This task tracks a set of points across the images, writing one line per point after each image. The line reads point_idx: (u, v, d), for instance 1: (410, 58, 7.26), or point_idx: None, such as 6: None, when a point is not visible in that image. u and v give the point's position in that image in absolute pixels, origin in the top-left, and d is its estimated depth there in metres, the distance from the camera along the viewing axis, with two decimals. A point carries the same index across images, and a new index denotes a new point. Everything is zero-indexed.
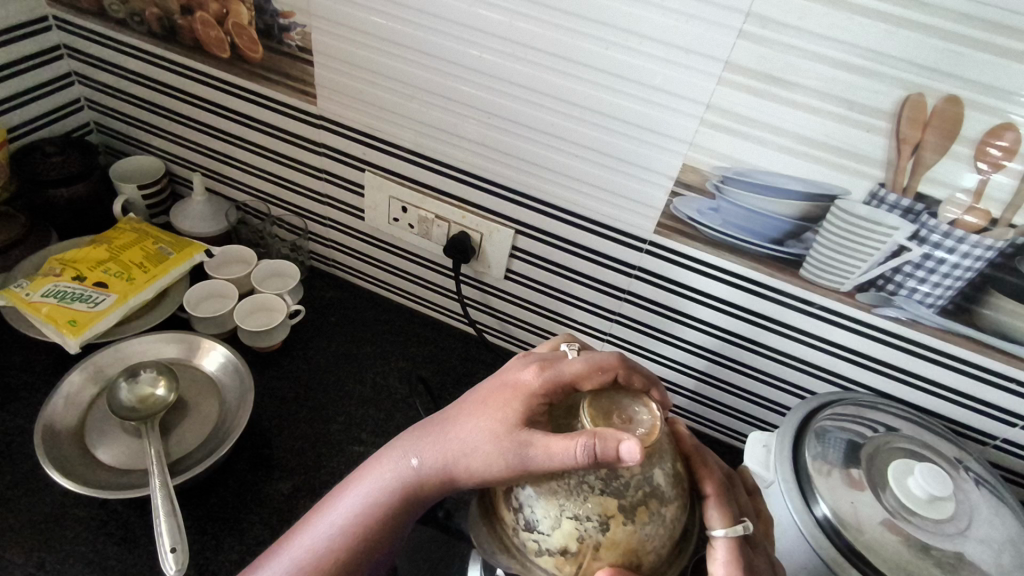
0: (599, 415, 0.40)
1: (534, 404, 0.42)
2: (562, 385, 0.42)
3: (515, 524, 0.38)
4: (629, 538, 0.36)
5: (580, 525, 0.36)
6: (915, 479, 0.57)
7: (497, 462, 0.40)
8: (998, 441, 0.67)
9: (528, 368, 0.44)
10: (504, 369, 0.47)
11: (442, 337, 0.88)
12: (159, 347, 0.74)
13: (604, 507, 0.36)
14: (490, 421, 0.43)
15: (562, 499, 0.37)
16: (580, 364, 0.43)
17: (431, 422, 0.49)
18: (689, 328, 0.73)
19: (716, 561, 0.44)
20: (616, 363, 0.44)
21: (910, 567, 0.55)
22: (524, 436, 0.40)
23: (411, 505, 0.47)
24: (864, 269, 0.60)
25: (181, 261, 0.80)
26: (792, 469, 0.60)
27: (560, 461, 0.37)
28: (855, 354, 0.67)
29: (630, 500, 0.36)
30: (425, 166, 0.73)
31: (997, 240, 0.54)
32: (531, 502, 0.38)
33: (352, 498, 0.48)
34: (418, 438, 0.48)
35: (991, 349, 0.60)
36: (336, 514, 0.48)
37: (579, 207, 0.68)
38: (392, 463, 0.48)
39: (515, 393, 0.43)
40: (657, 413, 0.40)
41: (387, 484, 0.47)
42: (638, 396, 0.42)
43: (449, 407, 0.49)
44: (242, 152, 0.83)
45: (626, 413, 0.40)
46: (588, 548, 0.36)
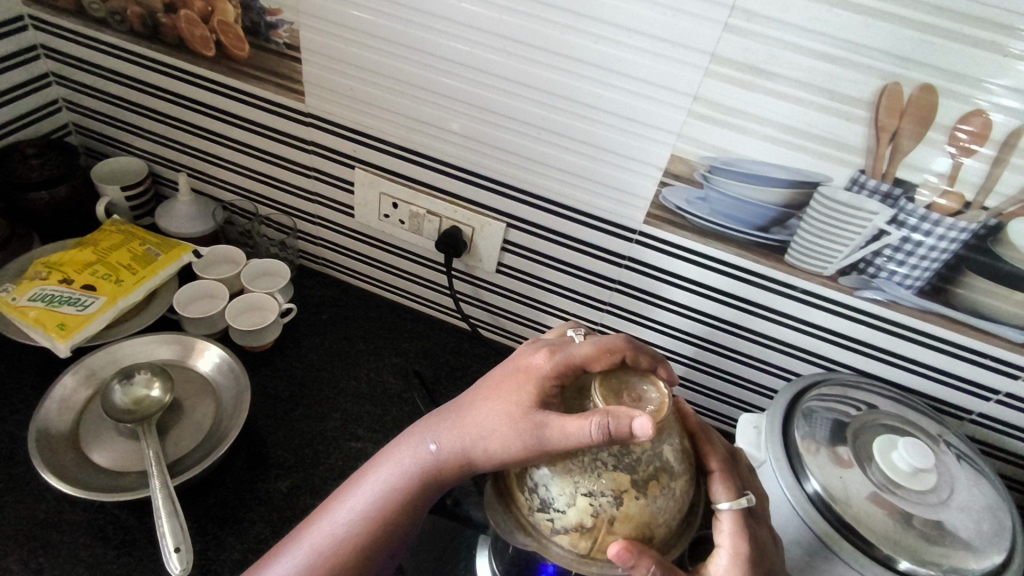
0: (609, 394, 0.41)
1: (546, 386, 0.43)
2: (573, 366, 0.44)
3: (530, 505, 0.40)
4: (642, 512, 0.38)
5: (594, 501, 0.37)
6: (899, 453, 0.59)
7: (513, 444, 0.41)
8: (975, 415, 0.70)
9: (539, 352, 0.45)
10: (516, 354, 0.48)
11: (434, 332, 0.89)
12: (152, 348, 0.73)
13: (618, 483, 0.38)
14: (504, 404, 0.44)
15: (577, 477, 0.38)
16: (589, 346, 0.44)
17: (446, 409, 0.49)
18: (678, 316, 0.75)
19: (722, 529, 0.47)
20: (623, 345, 0.45)
21: (897, 536, 0.57)
22: (539, 418, 0.41)
23: (428, 490, 0.48)
24: (846, 253, 0.62)
25: (170, 261, 0.79)
26: (782, 447, 0.62)
27: (576, 440, 0.38)
28: (838, 335, 0.69)
29: (642, 475, 0.38)
30: (416, 161, 0.74)
31: (971, 223, 0.56)
32: (546, 481, 0.39)
33: (369, 485, 0.49)
34: (434, 425, 0.49)
35: (966, 327, 0.63)
36: (354, 501, 0.48)
37: (569, 199, 0.70)
38: (410, 449, 0.48)
39: (528, 377, 0.44)
40: (664, 391, 0.42)
41: (405, 470, 0.48)
42: (646, 374, 0.43)
43: (463, 393, 0.50)
44: (227, 150, 0.83)
45: (636, 391, 0.41)
46: (603, 523, 0.37)
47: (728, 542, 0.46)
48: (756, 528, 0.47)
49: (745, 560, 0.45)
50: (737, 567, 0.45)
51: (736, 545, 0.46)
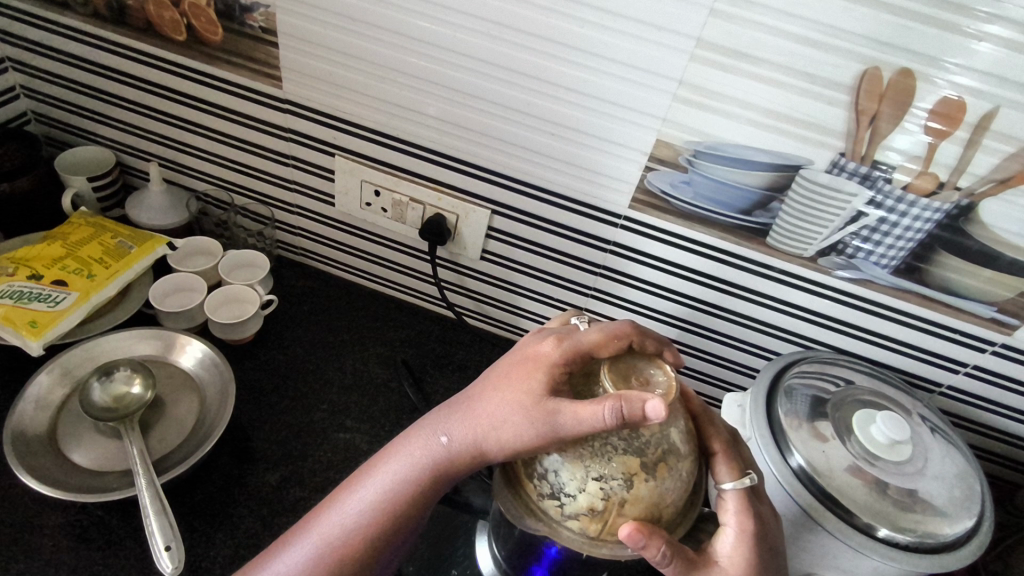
0: (618, 378, 0.42)
1: (556, 373, 0.43)
2: (582, 353, 0.44)
3: (540, 491, 0.40)
4: (651, 493, 0.38)
5: (605, 485, 0.38)
6: (878, 426, 0.62)
7: (525, 432, 0.41)
8: (945, 388, 0.73)
9: (547, 340, 0.46)
10: (524, 343, 0.48)
11: (419, 320, 0.88)
12: (130, 344, 0.71)
13: (627, 467, 0.38)
14: (515, 393, 0.44)
15: (587, 461, 0.39)
16: (596, 333, 0.45)
17: (456, 401, 0.49)
18: (660, 299, 0.76)
19: (728, 509, 0.49)
20: (629, 330, 0.45)
21: (875, 505, 0.60)
22: (551, 405, 0.41)
23: (439, 482, 0.48)
24: (826, 234, 0.64)
25: (144, 254, 0.77)
26: (766, 424, 0.64)
27: (588, 425, 0.38)
28: (816, 315, 0.71)
29: (651, 458, 0.39)
30: (398, 148, 0.73)
31: (945, 203, 0.58)
32: (556, 467, 0.40)
33: (380, 478, 0.49)
34: (445, 418, 0.49)
35: (938, 304, 0.66)
36: (364, 494, 0.49)
37: (555, 185, 0.70)
38: (422, 441, 0.48)
39: (537, 365, 0.44)
40: (671, 373, 0.42)
41: (416, 462, 0.48)
42: (652, 358, 0.44)
43: (473, 384, 0.50)
44: (200, 138, 0.80)
45: (643, 375, 0.42)
46: (613, 506, 0.38)
47: (735, 520, 0.48)
48: (759, 506, 0.49)
49: (751, 534, 0.48)
50: (743, 543, 0.47)
51: (742, 522, 0.48)
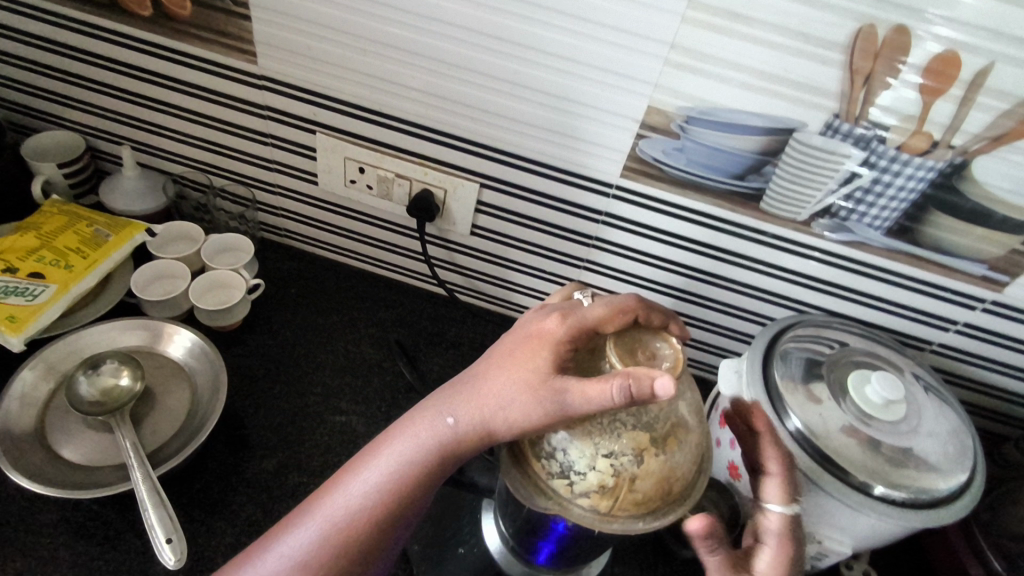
0: (625, 353, 0.41)
1: (562, 351, 0.43)
2: (587, 329, 0.43)
3: (549, 470, 0.40)
4: (661, 468, 0.39)
5: (615, 461, 0.38)
6: (873, 387, 0.63)
7: (532, 412, 0.41)
8: (935, 345, 0.74)
9: (550, 317, 0.45)
10: (527, 320, 0.47)
11: (410, 299, 0.87)
12: (115, 335, 0.69)
13: (637, 443, 0.39)
14: (521, 371, 0.43)
15: (596, 438, 0.39)
16: (601, 309, 0.44)
17: (460, 381, 0.49)
18: (653, 268, 0.76)
19: (771, 528, 0.58)
20: (633, 304, 0.45)
21: (870, 464, 0.61)
22: (557, 383, 0.40)
23: (446, 463, 0.47)
24: (819, 197, 0.63)
25: (123, 242, 0.74)
26: (763, 388, 0.64)
27: (597, 403, 0.38)
28: (808, 278, 0.71)
29: (659, 433, 0.39)
30: (381, 122, 0.70)
31: (938, 161, 0.58)
32: (565, 445, 0.40)
33: (384, 460, 0.48)
34: (450, 398, 0.48)
35: (929, 263, 0.66)
36: (368, 475, 0.48)
37: (544, 156, 0.68)
38: (427, 423, 0.48)
39: (541, 343, 0.44)
40: (678, 346, 0.43)
41: (421, 444, 0.47)
42: (658, 332, 0.44)
43: (477, 363, 0.49)
44: (174, 119, 0.77)
45: (649, 349, 0.42)
46: (624, 482, 0.38)
47: None
48: None
49: (783, 556, 0.56)
50: None
51: (780, 543, 0.57)
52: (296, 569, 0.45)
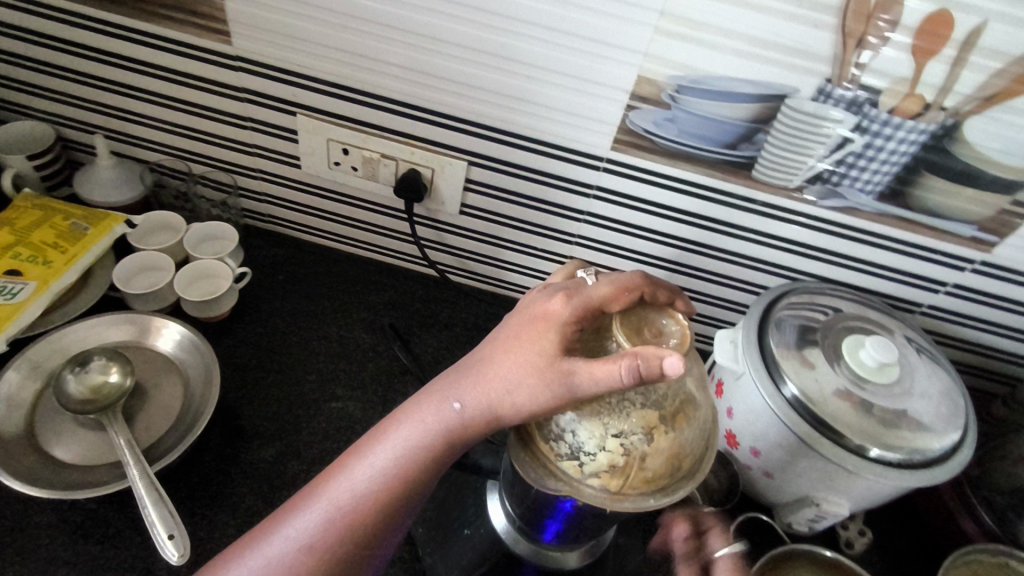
0: (631, 332, 0.41)
1: (568, 332, 0.42)
2: (593, 308, 0.42)
3: (557, 452, 0.40)
4: (671, 445, 0.39)
5: (625, 440, 0.39)
6: (867, 351, 0.63)
7: (540, 394, 0.41)
8: (925, 307, 0.75)
9: (556, 297, 0.44)
10: (531, 301, 0.47)
11: (401, 281, 0.86)
12: (101, 331, 0.68)
13: (646, 421, 0.39)
14: (527, 354, 0.43)
15: (605, 418, 0.39)
16: (607, 287, 0.43)
17: (466, 363, 0.48)
18: (646, 241, 0.75)
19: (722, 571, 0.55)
20: (640, 282, 0.44)
21: (865, 427, 0.61)
22: (565, 365, 0.40)
23: (453, 448, 0.47)
24: (811, 163, 0.63)
25: (102, 235, 0.72)
26: (759, 356, 0.65)
27: (605, 385, 0.38)
28: (800, 245, 0.71)
29: (668, 410, 0.40)
30: (363, 101, 0.68)
31: (930, 124, 0.57)
32: (573, 426, 0.40)
33: (390, 443, 0.48)
34: (456, 382, 0.47)
35: (921, 226, 0.66)
36: (373, 459, 0.48)
37: (533, 131, 0.67)
38: (434, 407, 0.47)
39: (548, 325, 0.43)
40: (683, 322, 0.42)
41: (427, 428, 0.47)
42: (663, 308, 0.44)
43: (482, 345, 0.49)
44: (147, 105, 0.74)
45: (656, 327, 0.42)
46: (634, 460, 0.39)
47: None
48: None
49: None
50: None
51: None
52: (303, 551, 0.45)
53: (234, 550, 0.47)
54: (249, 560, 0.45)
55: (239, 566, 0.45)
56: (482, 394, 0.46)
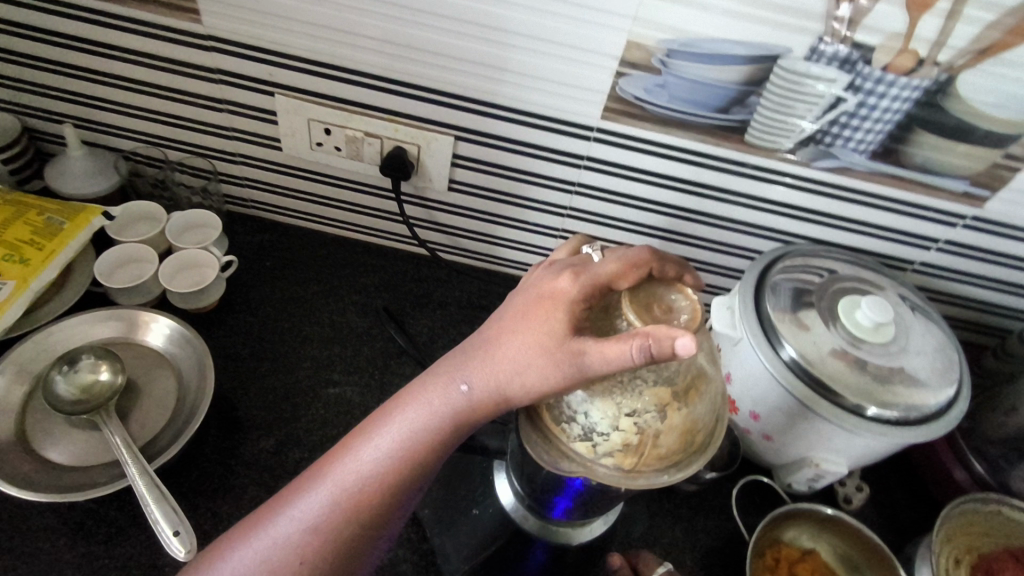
0: (642, 309, 0.41)
1: (577, 310, 0.42)
2: (601, 286, 0.42)
3: (569, 434, 0.41)
4: (683, 420, 0.40)
5: (639, 419, 0.39)
6: (862, 311, 0.63)
7: (550, 376, 0.41)
8: (917, 265, 0.75)
9: (563, 275, 0.43)
10: (537, 277, 0.46)
11: (391, 262, 0.85)
12: (87, 328, 0.66)
13: (658, 398, 0.39)
14: (536, 333, 0.43)
15: (618, 398, 0.40)
16: (614, 264, 0.42)
17: (472, 343, 0.47)
18: (638, 210, 0.74)
19: None
20: (648, 258, 0.43)
21: (862, 386, 0.62)
22: (575, 346, 0.40)
23: (461, 429, 0.47)
24: (804, 125, 0.62)
25: (80, 229, 0.70)
26: (756, 320, 0.65)
27: (617, 365, 0.37)
28: (793, 208, 0.71)
29: (680, 386, 0.40)
30: (343, 78, 0.66)
31: (923, 80, 0.57)
32: (585, 407, 0.41)
33: (396, 426, 0.47)
34: (462, 363, 0.47)
35: (913, 184, 0.66)
36: (379, 441, 0.47)
37: (521, 102, 0.65)
38: (440, 389, 0.47)
39: (555, 303, 0.43)
40: (694, 297, 0.42)
41: (434, 410, 0.46)
42: (672, 283, 0.43)
43: (487, 324, 0.48)
44: (116, 90, 0.71)
45: (665, 303, 0.42)
46: (648, 438, 0.39)
47: None
48: None
49: None
50: None
51: None
52: (308, 532, 0.45)
53: (240, 530, 0.47)
54: (255, 541, 0.45)
55: (245, 546, 0.45)
56: (489, 375, 0.45)
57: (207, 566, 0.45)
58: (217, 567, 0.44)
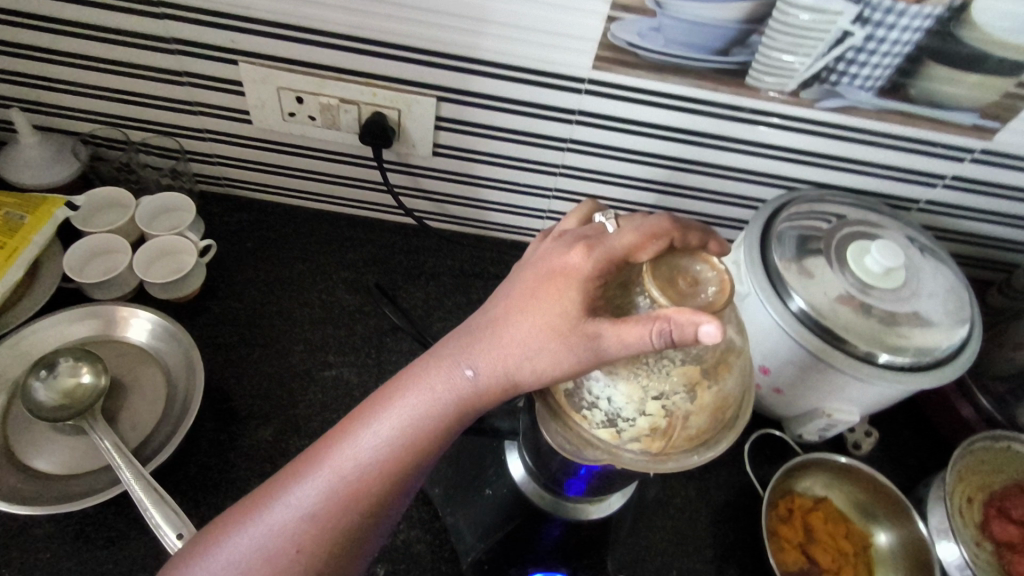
0: (664, 283, 0.39)
1: (591, 288, 0.40)
2: (617, 260, 0.40)
3: (592, 421, 0.41)
4: (712, 398, 0.40)
5: (668, 401, 0.39)
6: (873, 257, 0.61)
7: (564, 359, 0.40)
8: (922, 203, 0.73)
9: (576, 249, 0.41)
10: (546, 251, 0.44)
11: (378, 234, 0.81)
12: (63, 329, 0.63)
13: (688, 378, 0.39)
14: (548, 312, 0.41)
15: (644, 381, 0.39)
16: (631, 235, 0.40)
17: (477, 323, 0.45)
18: (634, 164, 0.71)
19: None
20: (668, 228, 0.41)
21: (875, 334, 0.60)
22: (590, 328, 0.39)
23: (465, 417, 0.44)
24: (810, 63, 0.58)
25: (42, 223, 0.65)
26: (763, 273, 0.62)
27: (635, 349, 0.37)
28: (796, 152, 0.68)
29: (710, 364, 0.40)
30: (312, 40, 0.61)
31: (936, 7, 0.53)
32: (608, 393, 0.40)
33: (396, 412, 0.45)
34: (467, 345, 0.44)
35: (922, 120, 0.63)
36: (378, 427, 0.45)
37: (505, 56, 0.60)
38: (445, 374, 0.44)
39: (567, 281, 0.41)
40: (720, 267, 0.41)
41: (436, 397, 0.44)
42: (695, 253, 0.41)
43: (493, 301, 0.46)
44: (63, 68, 0.65)
45: (690, 275, 0.40)
46: (677, 419, 0.40)
47: None
48: None
49: None
50: None
51: None
52: (305, 520, 0.43)
53: (233, 517, 0.45)
54: (249, 530, 0.44)
55: (240, 533, 0.44)
56: (496, 357, 0.43)
57: (202, 556, 0.43)
58: (213, 556, 0.43)
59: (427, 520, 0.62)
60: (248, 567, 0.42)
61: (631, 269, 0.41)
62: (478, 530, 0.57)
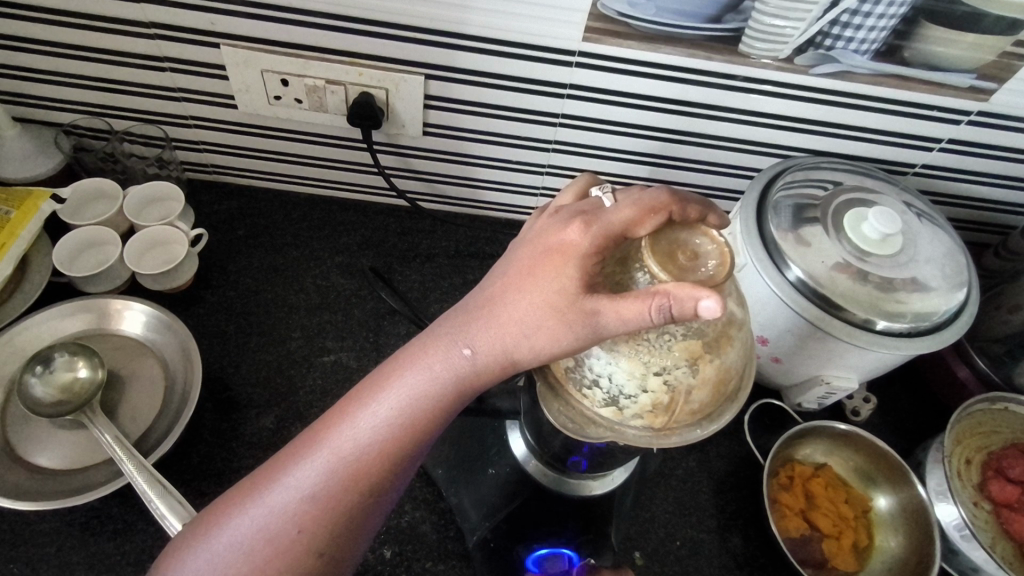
0: (664, 257, 0.39)
1: (589, 264, 0.40)
2: (616, 235, 0.40)
3: (595, 399, 0.41)
4: (715, 371, 0.40)
5: (671, 376, 0.39)
6: (870, 224, 0.60)
7: (563, 336, 0.40)
8: (918, 168, 0.73)
9: (573, 225, 0.41)
10: (543, 227, 0.43)
11: (371, 217, 0.80)
12: (56, 324, 0.62)
13: (690, 353, 0.39)
14: (547, 288, 0.41)
15: (646, 357, 0.39)
16: (629, 210, 0.40)
17: (474, 302, 0.45)
18: (626, 137, 0.70)
19: None
20: (667, 201, 0.40)
21: (873, 301, 0.60)
22: (589, 304, 0.39)
23: (465, 396, 0.44)
24: (803, 28, 0.57)
25: (28, 217, 0.64)
26: (760, 243, 0.62)
27: (635, 324, 0.37)
28: (790, 121, 0.67)
29: (712, 337, 0.40)
30: (294, 20, 0.59)
31: None
32: (609, 371, 0.40)
33: (395, 393, 0.44)
34: (465, 324, 0.44)
35: (918, 83, 0.62)
36: (377, 408, 0.44)
37: (493, 30, 0.59)
38: (443, 353, 0.44)
39: (566, 257, 0.41)
40: (719, 240, 0.40)
41: (435, 377, 0.44)
42: (694, 226, 0.41)
43: (489, 278, 0.45)
44: (39, 56, 0.64)
45: (690, 249, 0.40)
46: (680, 395, 0.40)
47: None
48: None
49: None
50: None
51: None
52: (306, 501, 0.43)
53: (234, 499, 0.45)
54: (251, 511, 0.44)
55: (241, 515, 0.44)
56: (494, 337, 0.43)
57: (206, 539, 0.44)
58: (217, 539, 0.43)
59: (431, 501, 0.62)
60: (250, 548, 0.42)
61: (630, 244, 0.41)
62: (482, 509, 0.57)
